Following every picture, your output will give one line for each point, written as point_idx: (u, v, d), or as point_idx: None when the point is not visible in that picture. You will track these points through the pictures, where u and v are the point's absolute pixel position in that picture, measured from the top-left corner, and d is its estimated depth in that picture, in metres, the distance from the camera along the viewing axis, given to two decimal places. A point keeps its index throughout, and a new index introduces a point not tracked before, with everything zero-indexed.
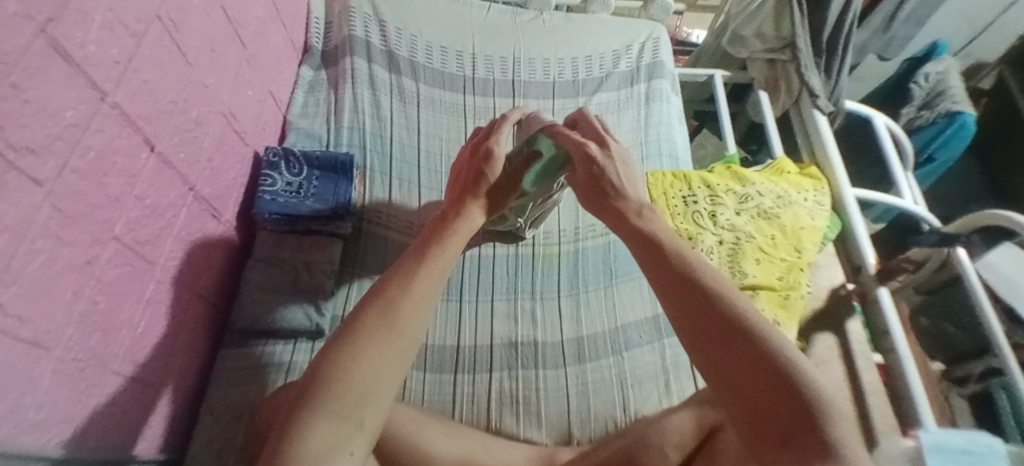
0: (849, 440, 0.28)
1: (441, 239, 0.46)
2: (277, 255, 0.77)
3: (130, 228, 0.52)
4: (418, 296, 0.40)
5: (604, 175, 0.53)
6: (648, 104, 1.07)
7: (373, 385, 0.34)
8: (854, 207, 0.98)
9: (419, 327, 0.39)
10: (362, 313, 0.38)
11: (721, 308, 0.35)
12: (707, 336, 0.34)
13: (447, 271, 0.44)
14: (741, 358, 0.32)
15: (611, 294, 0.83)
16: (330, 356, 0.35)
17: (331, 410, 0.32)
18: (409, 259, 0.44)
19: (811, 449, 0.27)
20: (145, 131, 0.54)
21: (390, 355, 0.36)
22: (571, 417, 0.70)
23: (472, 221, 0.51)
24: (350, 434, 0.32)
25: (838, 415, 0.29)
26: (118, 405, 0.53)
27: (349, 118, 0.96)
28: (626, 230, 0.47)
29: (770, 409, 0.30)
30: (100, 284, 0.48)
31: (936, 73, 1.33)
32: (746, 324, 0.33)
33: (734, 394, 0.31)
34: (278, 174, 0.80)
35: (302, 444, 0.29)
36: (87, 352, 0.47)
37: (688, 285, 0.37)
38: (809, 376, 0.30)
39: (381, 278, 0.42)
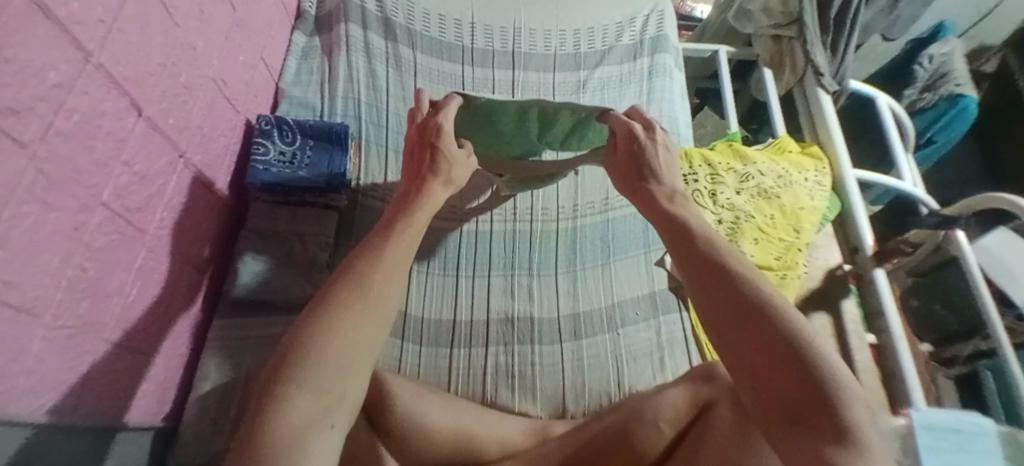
0: (864, 421, 0.28)
1: (407, 214, 0.48)
2: (272, 226, 0.77)
3: (118, 195, 0.51)
4: (389, 270, 0.41)
5: (642, 157, 0.57)
6: (650, 79, 1.05)
7: (350, 356, 0.34)
8: (854, 188, 0.97)
9: (392, 298, 0.39)
10: (334, 287, 0.38)
11: (742, 290, 0.36)
12: (726, 316, 0.35)
13: (413, 244, 0.45)
14: (756, 341, 0.33)
15: (608, 271, 0.82)
16: (308, 324, 0.35)
17: (308, 379, 0.32)
18: (377, 238, 0.44)
19: (821, 430, 0.28)
20: (132, 94, 0.52)
21: (364, 325, 0.36)
22: (566, 391, 0.70)
23: (437, 197, 0.53)
24: (330, 405, 0.32)
25: (851, 399, 0.29)
26: (112, 373, 0.52)
27: (344, 88, 0.94)
28: (656, 211, 0.51)
29: (782, 393, 0.30)
30: (89, 251, 0.47)
31: (940, 54, 1.30)
32: (770, 307, 0.34)
33: (748, 375, 0.32)
34: (270, 143, 0.78)
35: (283, 413, 0.29)
36: (77, 319, 0.46)
37: (711, 267, 0.39)
38: (829, 362, 0.31)
39: (352, 254, 0.42)
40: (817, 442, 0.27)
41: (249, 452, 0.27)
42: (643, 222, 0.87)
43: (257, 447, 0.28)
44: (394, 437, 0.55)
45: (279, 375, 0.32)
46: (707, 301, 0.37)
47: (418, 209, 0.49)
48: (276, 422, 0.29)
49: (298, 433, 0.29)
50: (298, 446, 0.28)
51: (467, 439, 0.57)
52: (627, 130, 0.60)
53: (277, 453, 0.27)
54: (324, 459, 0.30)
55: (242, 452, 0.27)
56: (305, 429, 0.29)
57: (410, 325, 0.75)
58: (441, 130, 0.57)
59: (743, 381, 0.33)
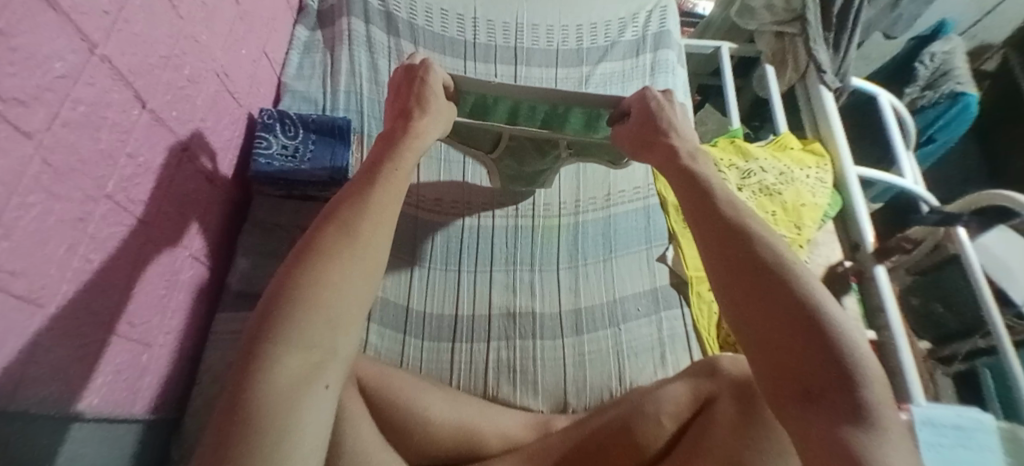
0: (879, 402, 0.29)
1: (392, 160, 0.46)
2: (275, 221, 0.77)
3: (122, 187, 0.51)
4: (377, 218, 0.39)
5: (653, 120, 0.57)
6: (653, 75, 1.05)
7: (339, 305, 0.32)
8: (855, 185, 0.97)
9: (379, 246, 0.38)
10: (319, 234, 0.36)
11: (757, 256, 0.36)
12: (747, 280, 0.35)
13: (400, 191, 0.44)
14: (776, 306, 0.33)
15: (610, 267, 0.82)
16: (294, 274, 0.33)
17: (295, 335, 0.30)
18: (359, 185, 0.42)
19: (833, 405, 0.28)
20: (136, 86, 0.52)
21: (352, 275, 0.34)
22: (567, 385, 0.71)
23: (420, 141, 0.51)
24: (321, 363, 0.30)
25: (868, 377, 0.30)
26: (118, 364, 0.52)
27: (346, 82, 0.93)
28: (675, 169, 0.50)
29: (797, 366, 0.30)
30: (94, 242, 0.47)
31: (942, 52, 1.30)
32: (788, 275, 0.34)
33: (762, 343, 0.32)
34: (273, 137, 0.78)
35: (272, 373, 0.28)
36: (83, 310, 0.46)
37: (728, 232, 0.39)
38: (845, 335, 0.31)
39: (336, 201, 0.40)
40: (832, 422, 0.28)
41: (238, 414, 0.26)
42: (644, 218, 0.87)
43: (247, 408, 0.26)
44: (392, 421, 0.55)
45: (263, 331, 0.30)
46: (726, 262, 0.37)
47: (403, 154, 0.47)
48: (263, 383, 0.27)
49: (289, 393, 0.28)
50: (289, 407, 0.27)
51: (469, 432, 0.58)
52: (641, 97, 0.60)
53: (267, 416, 0.26)
54: (318, 418, 0.29)
55: (231, 410, 0.26)
56: (297, 388, 0.28)
57: (413, 319, 0.75)
58: (426, 80, 0.57)
59: (757, 346, 0.32)
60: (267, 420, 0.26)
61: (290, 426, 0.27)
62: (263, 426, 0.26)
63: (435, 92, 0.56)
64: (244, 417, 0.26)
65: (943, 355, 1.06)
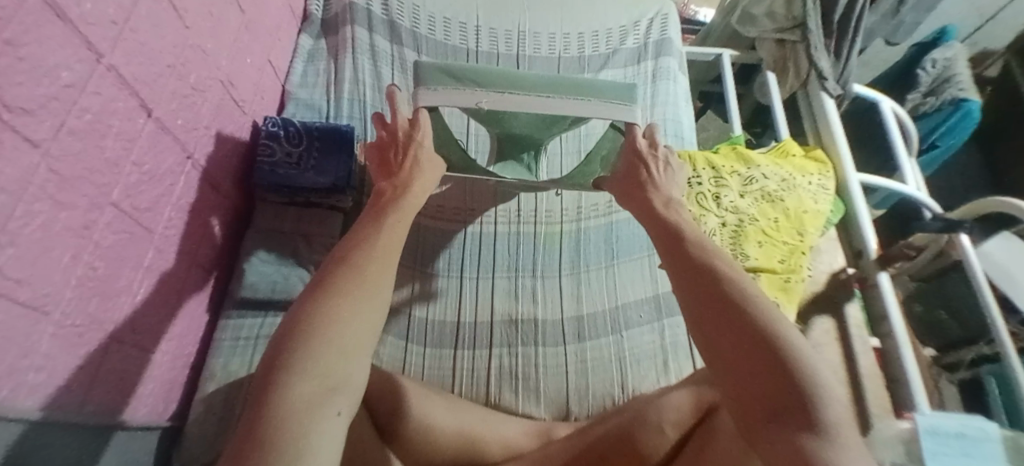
0: (837, 422, 0.28)
1: (396, 207, 0.48)
2: (277, 227, 0.78)
3: (127, 194, 0.51)
4: (386, 257, 0.40)
5: (642, 172, 0.62)
6: (655, 82, 1.05)
7: (353, 337, 0.33)
8: (857, 191, 0.97)
9: (388, 282, 0.39)
10: (331, 272, 0.37)
11: (721, 284, 0.37)
12: (709, 311, 0.36)
13: (403, 235, 0.45)
14: (736, 334, 0.33)
15: (612, 274, 0.82)
16: (308, 307, 0.34)
17: (311, 363, 0.30)
18: (368, 228, 0.44)
19: (796, 425, 0.28)
20: (142, 94, 0.53)
21: (365, 308, 0.35)
22: (570, 393, 0.71)
23: (417, 191, 0.53)
24: (333, 390, 0.30)
25: (829, 398, 0.29)
26: (124, 372, 0.53)
27: (350, 90, 0.94)
28: (651, 218, 0.52)
29: (757, 389, 0.30)
30: (98, 249, 0.47)
31: (943, 59, 1.29)
32: (744, 303, 0.35)
33: (725, 370, 0.33)
34: (277, 144, 0.78)
35: (285, 399, 0.28)
36: (86, 317, 0.47)
37: (695, 267, 0.40)
38: (800, 357, 0.31)
39: (347, 242, 0.41)
40: (790, 436, 0.28)
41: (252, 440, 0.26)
42: None
43: (262, 435, 0.26)
44: (399, 437, 0.55)
45: (281, 359, 0.30)
46: (698, 283, 0.38)
47: (406, 202, 0.50)
48: (279, 410, 0.28)
49: (302, 417, 0.28)
50: (303, 430, 0.27)
51: (470, 441, 0.57)
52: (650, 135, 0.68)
53: (284, 439, 0.26)
54: (330, 443, 0.29)
55: (246, 439, 0.26)
56: (310, 411, 0.28)
57: (415, 326, 0.75)
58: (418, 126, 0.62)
59: (721, 374, 0.33)
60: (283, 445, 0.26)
61: (303, 451, 0.27)
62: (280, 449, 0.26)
63: (426, 144, 0.61)
64: (262, 441, 0.26)
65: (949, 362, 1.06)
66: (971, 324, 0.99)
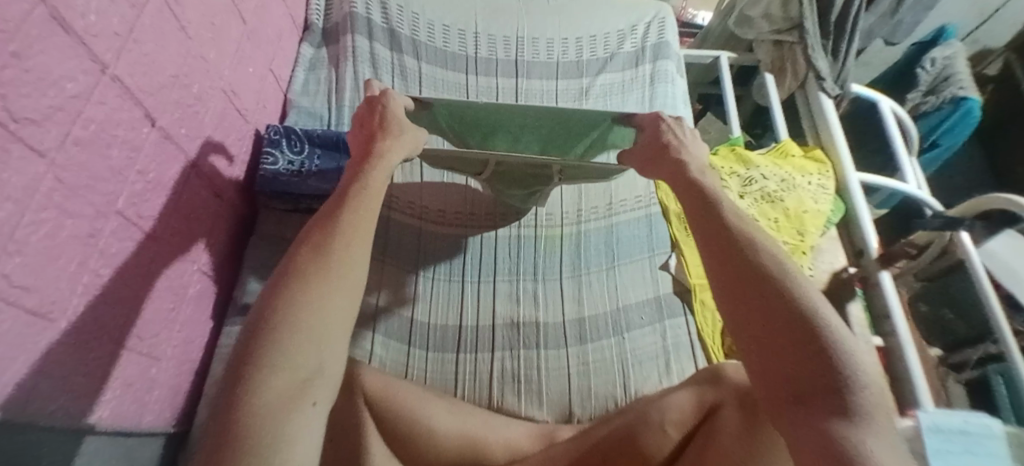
0: (874, 407, 0.30)
1: (362, 177, 0.47)
2: (280, 234, 0.78)
3: (132, 203, 0.52)
4: (350, 236, 0.40)
5: (661, 138, 0.58)
6: (653, 85, 1.06)
7: (322, 328, 0.34)
8: (857, 190, 0.97)
9: (355, 264, 0.39)
10: (294, 258, 0.38)
11: (756, 264, 0.38)
12: (742, 291, 0.37)
13: (375, 210, 0.45)
14: (767, 318, 0.34)
15: (613, 276, 0.82)
16: (272, 300, 0.34)
17: (282, 356, 0.32)
18: (330, 209, 0.43)
19: (825, 408, 0.30)
20: (146, 104, 0.53)
21: (332, 295, 0.36)
22: (572, 395, 0.71)
23: (391, 155, 0.52)
24: (307, 382, 0.32)
25: (864, 381, 0.31)
26: (129, 379, 0.53)
27: (351, 97, 0.95)
28: (682, 181, 0.51)
29: (793, 371, 0.32)
30: (103, 257, 0.48)
31: (942, 58, 1.30)
32: (782, 285, 0.36)
33: (757, 349, 0.34)
34: (279, 152, 0.79)
35: (259, 394, 0.30)
36: (93, 325, 0.47)
37: (726, 245, 0.40)
38: (837, 340, 0.32)
39: (313, 224, 0.41)
40: (821, 417, 0.29)
41: (231, 436, 0.28)
42: (647, 227, 0.88)
43: (237, 430, 0.28)
44: (398, 436, 0.55)
45: (252, 353, 0.31)
46: (727, 263, 0.39)
47: (374, 169, 0.49)
48: (255, 406, 0.29)
49: (277, 412, 0.30)
50: (277, 426, 0.29)
51: (472, 443, 0.58)
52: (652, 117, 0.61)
53: (259, 434, 0.28)
54: (308, 435, 0.31)
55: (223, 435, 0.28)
56: (284, 406, 0.30)
57: (417, 330, 0.75)
58: (386, 105, 0.57)
59: (754, 352, 0.34)
60: (255, 441, 0.28)
61: (277, 446, 0.29)
62: (254, 445, 0.28)
63: (393, 108, 0.57)
64: (237, 436, 0.28)
65: (954, 362, 1.05)
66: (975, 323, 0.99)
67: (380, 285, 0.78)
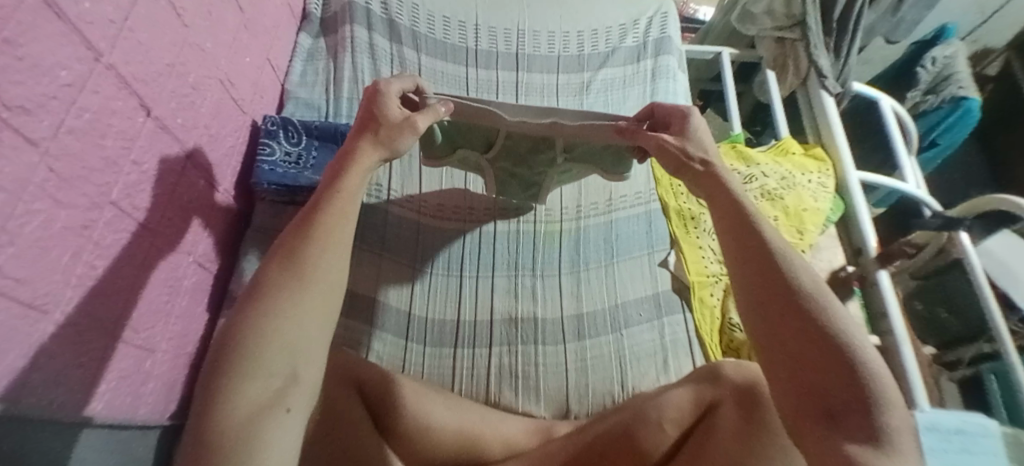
0: (895, 425, 0.31)
1: (340, 178, 0.47)
2: (277, 226, 0.77)
3: (127, 193, 0.51)
4: (326, 241, 0.40)
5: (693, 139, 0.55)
6: (654, 80, 1.05)
7: (299, 339, 0.35)
8: (857, 189, 0.97)
9: (332, 271, 0.39)
10: (268, 268, 0.38)
11: (787, 281, 0.39)
12: (772, 309, 0.38)
13: (353, 211, 0.45)
14: (791, 343, 0.36)
15: (612, 272, 0.82)
16: (243, 312, 0.35)
17: (255, 366, 0.32)
18: (304, 215, 0.43)
19: (852, 429, 0.31)
20: (141, 93, 0.53)
21: (305, 303, 0.36)
22: (570, 391, 0.71)
23: (367, 158, 0.50)
24: (284, 389, 0.33)
25: (885, 406, 0.32)
26: (125, 372, 0.53)
27: (349, 88, 0.94)
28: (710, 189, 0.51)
29: (819, 388, 0.33)
30: (98, 248, 0.47)
31: (943, 57, 1.29)
32: (804, 306, 0.37)
33: (785, 367, 0.35)
34: (276, 143, 0.78)
35: (229, 403, 0.31)
36: (87, 316, 0.46)
37: (759, 258, 0.41)
38: (863, 364, 0.33)
39: (288, 229, 0.41)
40: (843, 435, 0.31)
41: (203, 446, 0.28)
42: (646, 223, 0.88)
43: (210, 440, 0.29)
44: (398, 434, 0.55)
45: (224, 364, 0.32)
46: (755, 283, 0.40)
47: (352, 169, 0.48)
48: (225, 414, 0.30)
49: (250, 421, 0.30)
50: (250, 432, 0.30)
51: (468, 439, 0.58)
52: (682, 109, 0.58)
53: (234, 443, 0.29)
54: (283, 442, 0.31)
55: (195, 446, 0.29)
56: (259, 415, 0.31)
57: (415, 325, 0.75)
58: (380, 93, 0.54)
59: (780, 368, 0.36)
60: (229, 449, 0.28)
61: (255, 453, 0.29)
62: (227, 454, 0.28)
63: (391, 107, 0.53)
64: (209, 447, 0.28)
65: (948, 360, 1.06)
66: (970, 322, 1.00)
67: (378, 279, 0.77)
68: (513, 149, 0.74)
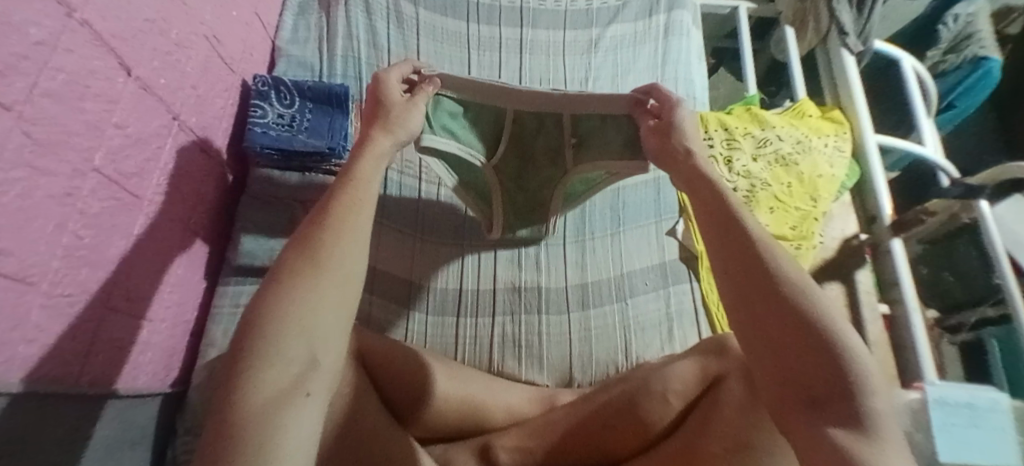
0: (877, 407, 0.30)
1: (350, 167, 0.45)
2: (271, 192, 0.73)
3: (111, 159, 0.48)
4: (342, 227, 0.39)
5: (681, 127, 0.52)
6: (667, 38, 0.99)
7: (316, 323, 0.33)
8: (875, 154, 0.93)
9: (350, 254, 0.38)
10: (284, 255, 0.37)
11: (769, 269, 0.37)
12: (745, 297, 0.36)
13: (369, 200, 0.43)
14: (781, 319, 0.34)
15: (617, 241, 0.80)
16: (263, 298, 0.33)
17: (276, 350, 0.31)
18: (317, 208, 0.41)
19: (834, 413, 0.30)
20: (120, 52, 0.49)
21: (322, 287, 0.35)
22: (573, 360, 0.70)
23: (381, 145, 0.48)
24: (302, 374, 0.31)
25: (870, 388, 0.31)
26: (121, 342, 0.51)
27: (343, 45, 0.89)
28: (688, 174, 0.48)
29: (811, 374, 0.32)
30: (84, 218, 0.45)
31: (966, 14, 1.20)
32: (782, 288, 0.35)
33: (766, 350, 0.34)
34: (268, 105, 0.74)
35: (249, 388, 0.29)
36: (78, 287, 0.45)
37: (731, 241, 0.40)
38: (847, 347, 0.32)
39: (305, 218, 0.39)
40: (822, 423, 0.30)
41: (223, 431, 0.27)
42: (654, 190, 0.85)
43: (230, 425, 0.27)
44: (403, 403, 0.56)
45: (242, 350, 0.31)
46: (729, 271, 0.38)
47: (364, 158, 0.46)
48: (247, 398, 0.28)
49: (270, 405, 0.28)
50: (272, 417, 0.28)
51: (472, 409, 0.58)
52: (675, 100, 0.54)
53: (251, 427, 0.27)
54: (305, 428, 0.29)
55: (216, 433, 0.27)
56: (280, 400, 0.29)
57: (416, 293, 0.74)
58: (381, 84, 0.54)
59: (763, 353, 0.34)
60: (250, 428, 0.27)
61: (274, 435, 0.27)
62: (246, 437, 0.26)
63: (393, 91, 0.54)
64: (230, 433, 0.26)
65: (950, 324, 1.04)
66: (976, 286, 0.97)
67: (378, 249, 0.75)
68: (520, 134, 0.66)
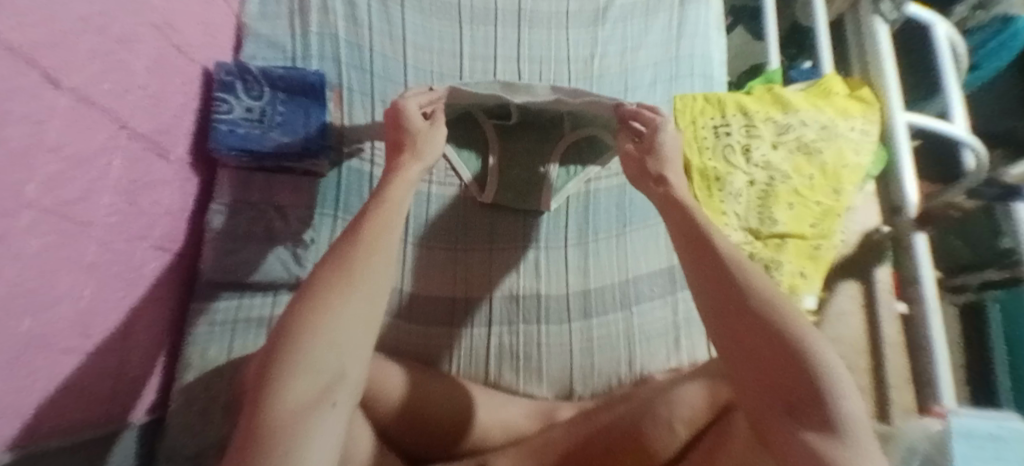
0: (856, 417, 0.27)
1: (378, 189, 0.44)
2: (246, 198, 0.66)
3: (48, 188, 0.41)
4: (374, 244, 0.37)
5: (665, 155, 0.51)
6: (682, 9, 0.89)
7: (345, 331, 0.31)
8: (903, 139, 0.85)
9: (381, 268, 0.36)
10: (320, 270, 0.35)
11: (743, 285, 0.34)
12: (719, 308, 0.34)
13: (398, 220, 0.41)
14: (749, 333, 0.31)
15: (623, 242, 0.74)
16: (294, 310, 0.32)
17: (307, 357, 0.29)
18: (352, 224, 0.40)
19: (817, 419, 0.27)
20: (44, 63, 0.40)
21: (353, 297, 0.33)
22: (573, 371, 0.67)
23: (410, 172, 0.47)
24: (330, 387, 0.30)
25: (848, 394, 0.28)
26: (75, 386, 0.47)
27: (318, 21, 0.79)
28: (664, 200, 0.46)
29: (781, 379, 0.29)
30: (21, 262, 0.39)
31: None
32: (757, 298, 0.33)
33: (744, 359, 0.31)
34: (234, 98, 0.66)
35: (281, 395, 0.27)
36: (20, 340, 0.39)
37: (704, 258, 0.38)
38: (823, 357, 0.29)
39: (338, 237, 0.38)
40: (797, 428, 0.27)
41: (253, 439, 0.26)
42: None
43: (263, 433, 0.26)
44: (390, 429, 0.54)
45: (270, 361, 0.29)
46: (710, 287, 0.36)
47: (392, 183, 0.45)
48: (277, 406, 0.27)
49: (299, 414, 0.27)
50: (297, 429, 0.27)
51: (466, 424, 0.57)
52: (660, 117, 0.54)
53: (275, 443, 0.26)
54: (325, 437, 0.28)
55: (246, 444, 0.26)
56: (303, 411, 0.28)
57: (404, 301, 0.68)
58: (401, 110, 0.52)
59: (739, 362, 0.31)
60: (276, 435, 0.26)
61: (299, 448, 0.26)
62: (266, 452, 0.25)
63: (415, 122, 0.51)
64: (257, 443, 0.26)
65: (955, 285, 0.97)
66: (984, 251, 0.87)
67: None
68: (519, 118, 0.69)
